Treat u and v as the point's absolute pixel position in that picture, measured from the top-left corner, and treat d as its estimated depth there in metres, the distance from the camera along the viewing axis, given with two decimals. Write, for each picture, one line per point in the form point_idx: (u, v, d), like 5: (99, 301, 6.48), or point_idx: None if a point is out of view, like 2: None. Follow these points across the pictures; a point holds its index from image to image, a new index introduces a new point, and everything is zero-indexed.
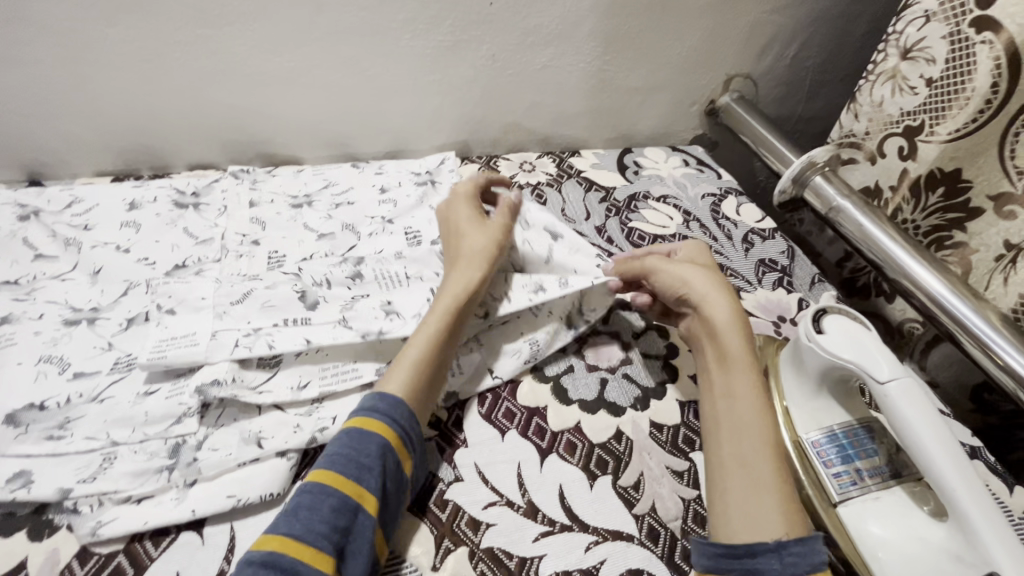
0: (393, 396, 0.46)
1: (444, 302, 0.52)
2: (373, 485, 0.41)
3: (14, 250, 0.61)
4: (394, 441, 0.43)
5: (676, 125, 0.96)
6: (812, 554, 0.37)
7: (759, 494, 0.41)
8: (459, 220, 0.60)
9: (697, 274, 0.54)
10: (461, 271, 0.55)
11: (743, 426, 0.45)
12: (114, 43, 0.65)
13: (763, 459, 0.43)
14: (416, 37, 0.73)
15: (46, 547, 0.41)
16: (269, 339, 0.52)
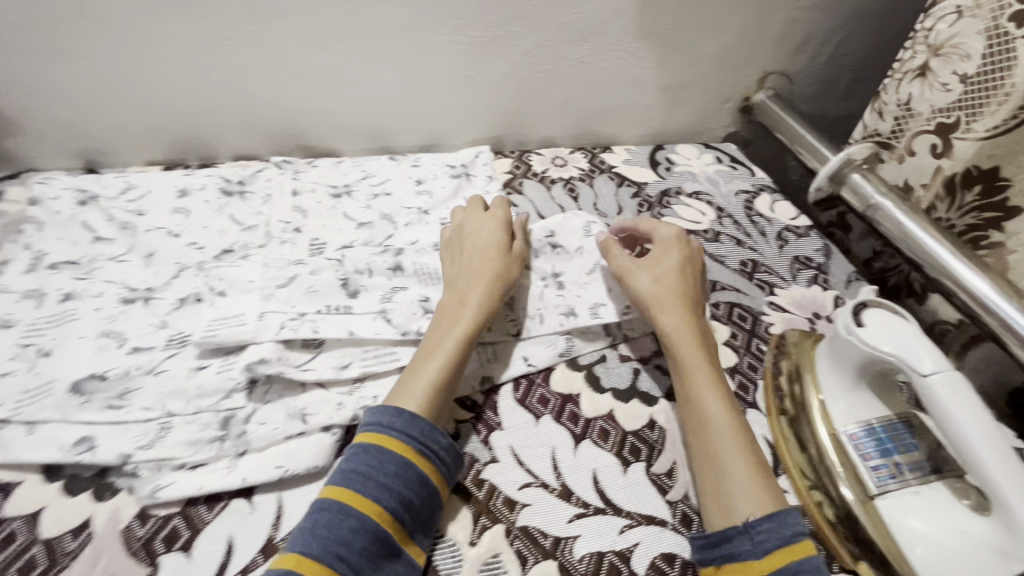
0: (414, 412, 0.45)
1: (465, 320, 0.52)
2: (392, 505, 0.40)
3: (75, 232, 0.64)
4: (412, 457, 0.43)
5: (709, 123, 0.96)
6: (777, 530, 0.40)
7: (727, 476, 0.44)
8: (475, 238, 0.61)
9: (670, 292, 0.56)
10: (480, 289, 0.55)
11: (697, 414, 0.48)
12: (169, 37, 0.68)
13: (723, 441, 0.45)
14: (454, 32, 0.74)
15: (108, 508, 0.43)
16: (314, 326, 0.53)
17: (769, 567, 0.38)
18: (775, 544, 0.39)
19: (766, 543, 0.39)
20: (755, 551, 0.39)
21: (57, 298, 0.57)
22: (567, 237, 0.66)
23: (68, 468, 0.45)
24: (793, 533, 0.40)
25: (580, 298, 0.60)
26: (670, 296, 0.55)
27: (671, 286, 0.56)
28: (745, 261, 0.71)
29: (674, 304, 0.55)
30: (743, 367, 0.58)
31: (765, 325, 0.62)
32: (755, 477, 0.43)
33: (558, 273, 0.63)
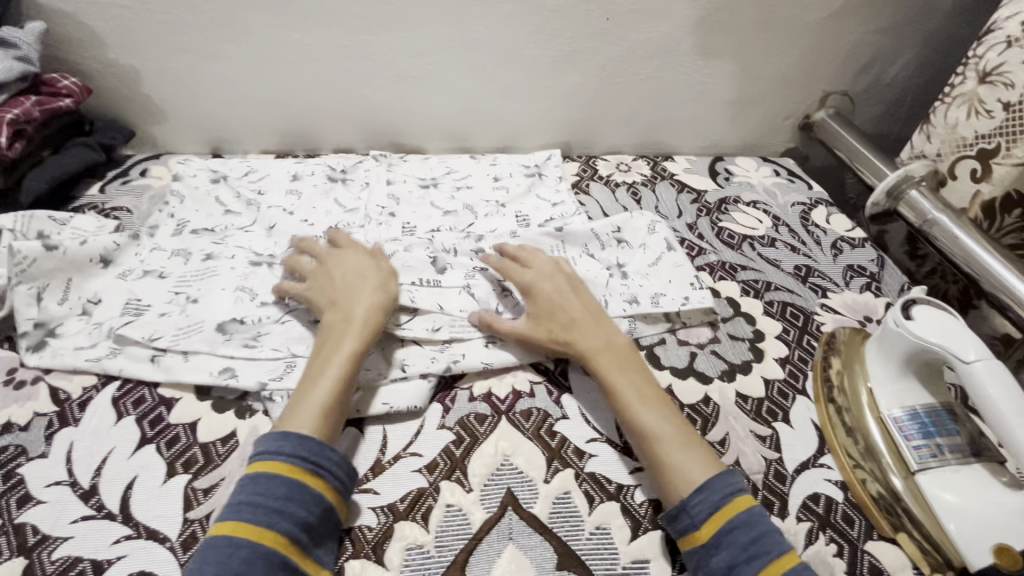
0: (306, 434, 0.45)
1: (349, 341, 0.52)
2: (283, 528, 0.41)
3: (209, 205, 0.76)
4: (305, 477, 0.43)
5: (769, 138, 1.01)
6: (729, 484, 0.45)
7: (667, 463, 0.47)
8: (353, 261, 0.60)
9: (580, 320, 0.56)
10: (361, 306, 0.55)
11: (628, 415, 0.50)
12: (295, 43, 0.79)
13: (648, 431, 0.49)
14: (538, 46, 0.83)
15: (249, 424, 0.52)
16: (411, 295, 0.60)
17: (706, 536, 0.43)
18: (707, 512, 0.44)
19: (698, 513, 0.44)
20: (693, 523, 0.44)
21: (200, 258, 0.68)
22: (631, 234, 0.73)
23: (214, 391, 0.55)
24: (722, 497, 0.44)
25: (641, 289, 0.66)
26: (574, 320, 0.56)
27: (573, 305, 0.57)
28: (800, 265, 0.75)
29: (586, 325, 0.56)
30: (794, 359, 0.62)
31: (816, 323, 0.67)
32: (692, 452, 0.47)
33: (622, 264, 0.69)
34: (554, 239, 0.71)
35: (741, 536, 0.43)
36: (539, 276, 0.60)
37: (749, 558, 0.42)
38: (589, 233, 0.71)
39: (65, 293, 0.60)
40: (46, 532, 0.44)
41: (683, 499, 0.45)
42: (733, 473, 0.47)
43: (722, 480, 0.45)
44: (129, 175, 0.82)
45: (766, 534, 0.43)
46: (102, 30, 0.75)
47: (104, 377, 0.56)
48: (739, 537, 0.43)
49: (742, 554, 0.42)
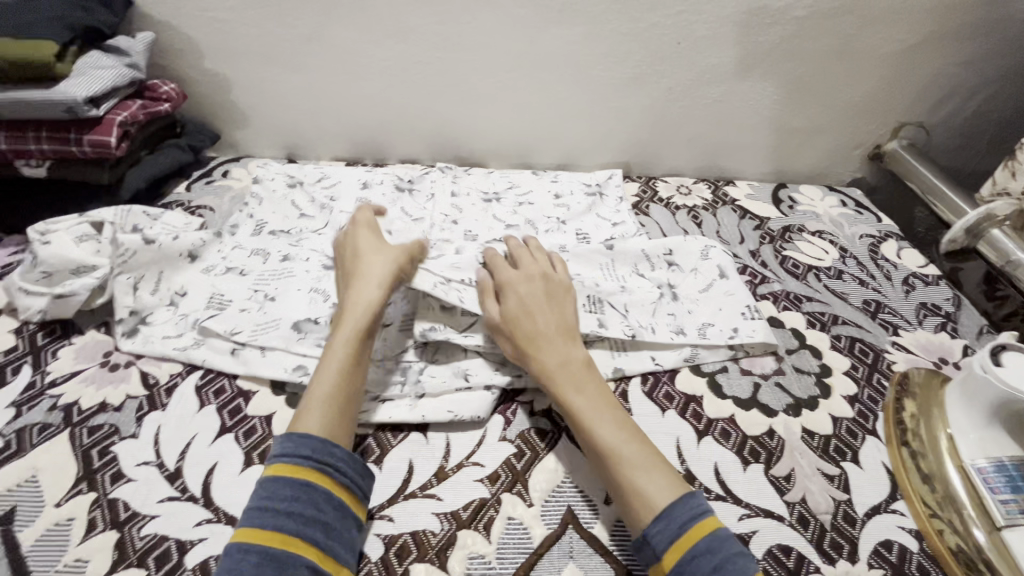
0: (311, 434, 0.46)
1: (344, 338, 0.53)
2: (294, 527, 0.41)
3: (285, 208, 0.80)
4: (308, 475, 0.44)
5: (836, 167, 0.98)
6: (688, 509, 0.43)
7: (637, 484, 0.45)
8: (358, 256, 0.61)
9: (555, 330, 0.56)
10: (357, 299, 0.56)
11: (588, 438, 0.49)
12: (375, 59, 0.83)
13: (606, 453, 0.47)
14: (607, 68, 0.84)
15: None
16: (460, 295, 0.59)
17: (668, 566, 0.41)
18: (667, 542, 0.42)
19: (659, 543, 0.42)
20: (656, 553, 0.42)
21: (278, 258, 0.71)
22: (683, 258, 0.72)
23: (288, 386, 0.58)
24: (681, 525, 0.42)
25: (689, 317, 0.65)
26: (530, 330, 0.55)
27: (530, 314, 0.56)
28: (869, 300, 0.73)
29: (561, 336, 0.55)
30: (863, 398, 0.60)
31: (887, 362, 0.65)
32: (655, 475, 0.45)
33: (672, 286, 0.69)
34: (604, 257, 0.70)
35: (705, 565, 0.40)
36: (502, 284, 0.59)
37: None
38: (640, 254, 0.71)
39: (157, 283, 0.65)
40: (136, 509, 0.47)
41: (646, 529, 0.43)
42: (699, 496, 0.44)
43: (680, 507, 0.43)
44: (212, 176, 0.88)
45: (727, 559, 0.40)
46: (200, 40, 0.80)
47: (189, 366, 0.59)
48: (700, 565, 0.40)
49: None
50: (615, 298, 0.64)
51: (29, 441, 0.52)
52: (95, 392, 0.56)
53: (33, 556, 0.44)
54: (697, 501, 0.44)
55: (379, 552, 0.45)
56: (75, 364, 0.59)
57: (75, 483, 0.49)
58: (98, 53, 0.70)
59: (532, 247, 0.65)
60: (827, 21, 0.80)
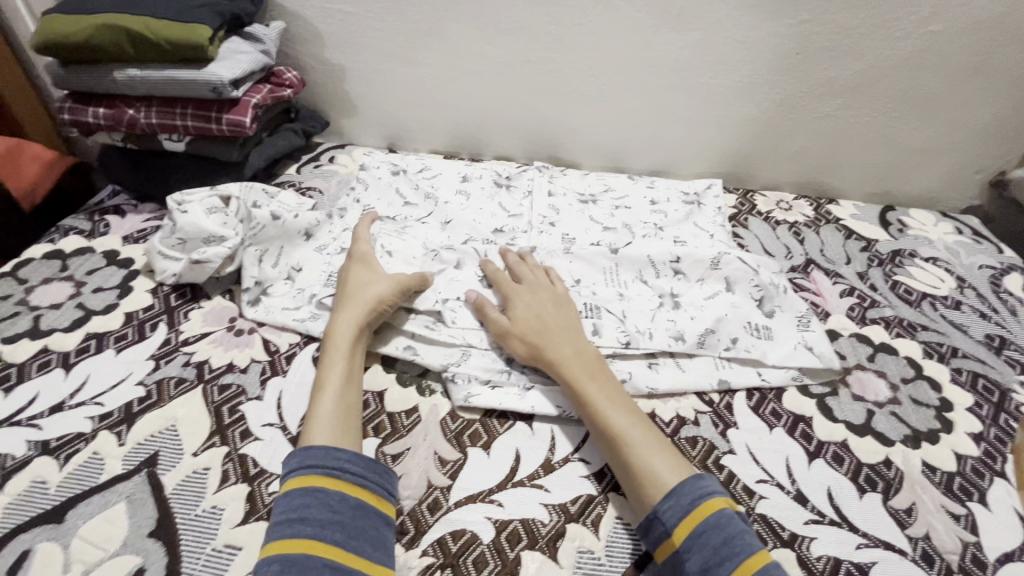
0: (314, 445, 0.47)
1: (341, 349, 0.55)
2: (311, 532, 0.41)
3: (390, 195, 0.83)
4: (317, 482, 0.44)
5: (950, 192, 0.93)
6: (699, 487, 0.44)
7: (644, 467, 0.46)
8: (357, 274, 0.63)
9: (557, 334, 0.57)
10: (343, 317, 0.57)
11: (598, 427, 0.50)
12: (485, 56, 0.85)
13: (614, 439, 0.48)
14: (717, 76, 0.83)
15: (429, 402, 0.56)
16: (453, 314, 0.62)
17: (679, 542, 0.42)
18: (678, 517, 0.43)
19: (669, 518, 0.43)
20: (666, 530, 0.43)
21: None
22: (692, 265, 0.69)
23: (398, 364, 0.60)
24: (692, 500, 0.43)
25: (690, 323, 0.64)
26: (539, 329, 0.57)
27: (540, 315, 0.58)
28: (992, 335, 0.69)
29: (565, 334, 0.57)
30: (990, 437, 0.57)
31: (1015, 402, 0.60)
32: (662, 456, 0.47)
33: (675, 294, 0.67)
34: (608, 260, 0.70)
35: (714, 538, 0.41)
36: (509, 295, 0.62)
37: (722, 560, 0.40)
38: (645, 259, 0.70)
39: (277, 257, 0.69)
40: (264, 466, 0.50)
41: (656, 506, 0.44)
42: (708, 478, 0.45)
43: (687, 485, 0.44)
44: (320, 160, 0.92)
45: (738, 534, 0.41)
46: (325, 31, 0.85)
47: (306, 337, 0.62)
48: (710, 539, 0.41)
49: (713, 557, 0.40)
50: (612, 305, 0.66)
51: (167, 393, 0.56)
52: (223, 354, 0.60)
53: (175, 499, 0.48)
54: (701, 479, 0.45)
55: (491, 535, 0.46)
56: (205, 326, 0.63)
57: (209, 436, 0.52)
58: (238, 39, 0.75)
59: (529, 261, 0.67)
60: (960, 38, 0.76)
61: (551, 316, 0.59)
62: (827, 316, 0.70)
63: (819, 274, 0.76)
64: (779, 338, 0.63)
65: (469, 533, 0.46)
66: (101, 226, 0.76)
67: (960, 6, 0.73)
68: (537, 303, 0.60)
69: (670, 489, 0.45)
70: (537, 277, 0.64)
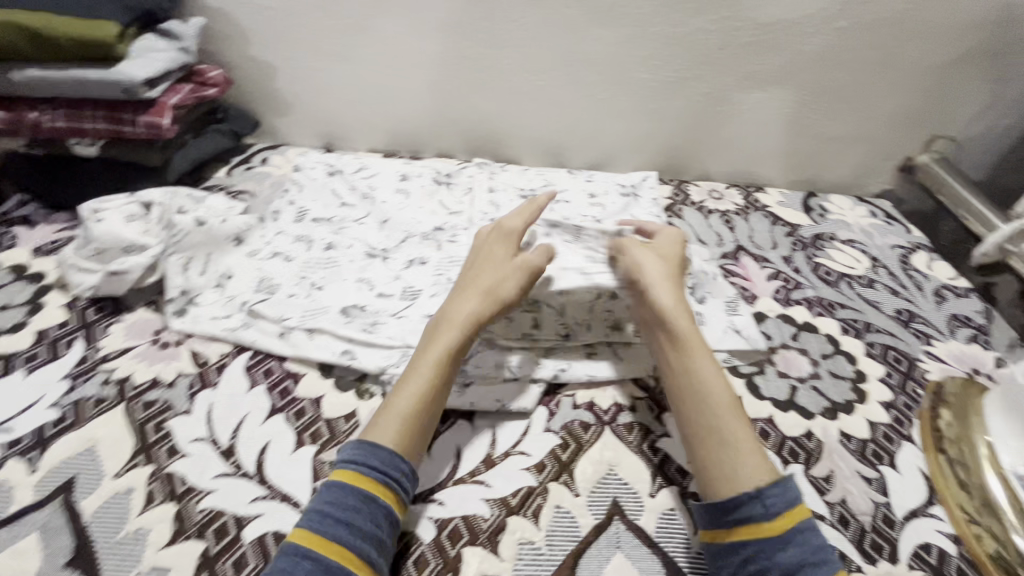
0: (381, 445, 0.46)
1: (446, 341, 0.52)
2: (351, 540, 0.41)
3: (325, 196, 0.81)
4: (370, 487, 0.44)
5: (865, 178, 0.99)
6: (789, 489, 0.45)
7: (735, 454, 0.47)
8: (495, 254, 0.59)
9: (677, 309, 0.55)
10: (461, 308, 0.55)
11: (704, 406, 0.50)
12: (419, 53, 0.84)
13: (723, 416, 0.49)
14: (648, 71, 0.85)
15: (369, 406, 0.56)
16: (373, 325, 0.62)
17: (780, 528, 0.43)
18: (783, 506, 0.44)
19: (774, 505, 0.44)
20: (767, 513, 0.44)
21: (322, 246, 0.72)
22: None
23: (336, 369, 0.59)
24: (795, 497, 0.45)
25: None
26: (679, 305, 0.56)
27: (678, 290, 0.57)
28: (901, 309, 0.74)
29: (685, 314, 0.55)
30: (899, 404, 0.61)
31: (921, 370, 0.65)
32: (748, 450, 0.47)
33: None
34: None
35: (812, 539, 0.43)
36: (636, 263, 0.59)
37: (820, 560, 0.42)
38: None
39: (205, 265, 0.67)
40: (192, 484, 0.48)
41: (757, 486, 0.45)
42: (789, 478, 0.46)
43: (792, 481, 0.45)
44: (252, 162, 0.89)
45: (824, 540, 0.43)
46: (250, 28, 0.82)
47: (237, 347, 0.60)
48: (810, 540, 0.43)
49: (811, 555, 0.42)
50: None
51: (85, 414, 0.53)
52: (147, 369, 0.57)
53: (94, 526, 0.45)
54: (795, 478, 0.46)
55: (432, 534, 0.46)
56: (126, 341, 0.60)
57: (132, 456, 0.50)
58: (153, 36, 0.72)
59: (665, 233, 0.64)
60: (867, 33, 0.81)
61: (674, 295, 0.56)
62: (755, 299, 0.73)
63: (748, 260, 0.80)
64: (710, 322, 0.66)
65: (410, 535, 0.46)
66: (6, 240, 0.70)
67: (863, 3, 0.78)
68: (656, 278, 0.57)
69: (769, 478, 0.45)
70: (670, 251, 0.62)
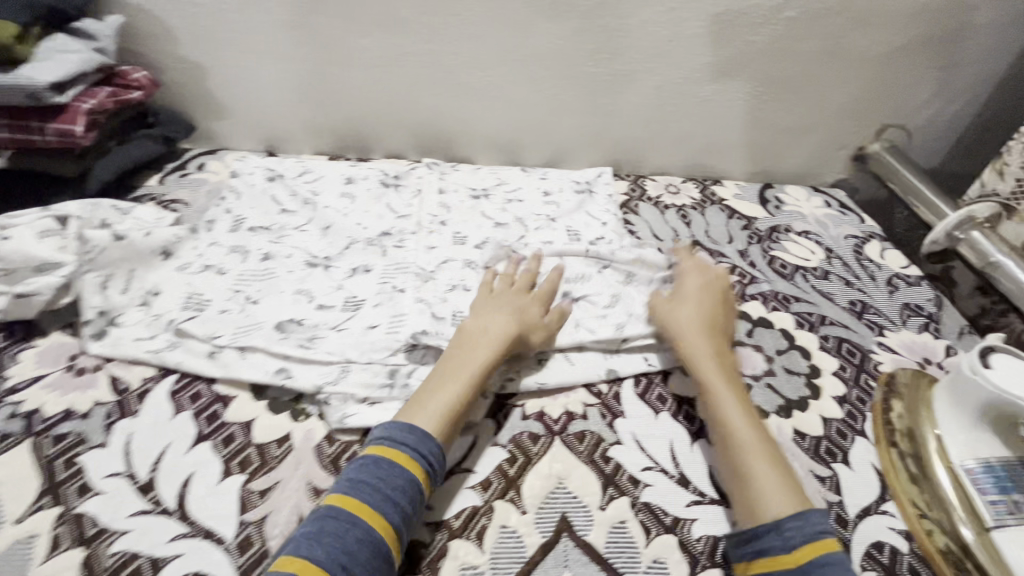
0: (425, 433, 0.48)
1: (479, 356, 0.54)
2: (394, 519, 0.42)
3: (264, 203, 0.77)
4: (417, 473, 0.45)
5: (820, 168, 0.99)
6: (810, 523, 0.43)
7: (757, 482, 0.46)
8: (515, 290, 0.62)
9: (701, 347, 0.57)
10: (495, 327, 0.57)
11: (728, 436, 0.50)
12: (360, 50, 0.80)
13: (750, 445, 0.49)
14: (599, 65, 0.83)
15: (304, 427, 0.52)
16: (312, 339, 0.59)
17: (802, 560, 0.41)
18: (802, 539, 0.42)
19: (793, 535, 0.42)
20: (786, 543, 0.42)
21: (258, 257, 0.68)
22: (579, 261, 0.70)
23: (270, 390, 0.55)
24: (818, 530, 0.43)
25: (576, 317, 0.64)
26: (705, 337, 0.58)
27: (707, 326, 0.59)
28: (854, 301, 0.74)
29: (710, 350, 0.57)
30: (852, 398, 0.61)
31: (873, 362, 0.65)
32: (773, 479, 0.46)
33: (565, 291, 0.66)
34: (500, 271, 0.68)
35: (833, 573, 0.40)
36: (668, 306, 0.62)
37: None
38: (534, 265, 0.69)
39: (127, 282, 0.62)
40: (104, 525, 0.44)
41: (778, 515, 0.44)
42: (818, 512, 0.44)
43: (816, 515, 0.44)
44: (187, 169, 0.84)
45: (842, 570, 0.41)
46: (176, 26, 0.77)
47: (162, 370, 0.56)
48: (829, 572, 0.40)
49: None
50: None
51: None
52: (59, 399, 0.53)
53: None
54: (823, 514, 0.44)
55: None
56: (38, 369, 0.55)
57: (37, 497, 0.45)
58: (64, 36, 0.67)
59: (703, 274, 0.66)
60: (815, 23, 0.80)
61: (699, 333, 0.58)
62: None
63: (703, 255, 0.79)
64: None
65: None
66: None
67: None
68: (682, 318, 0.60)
69: (795, 510, 0.44)
70: (701, 291, 0.63)
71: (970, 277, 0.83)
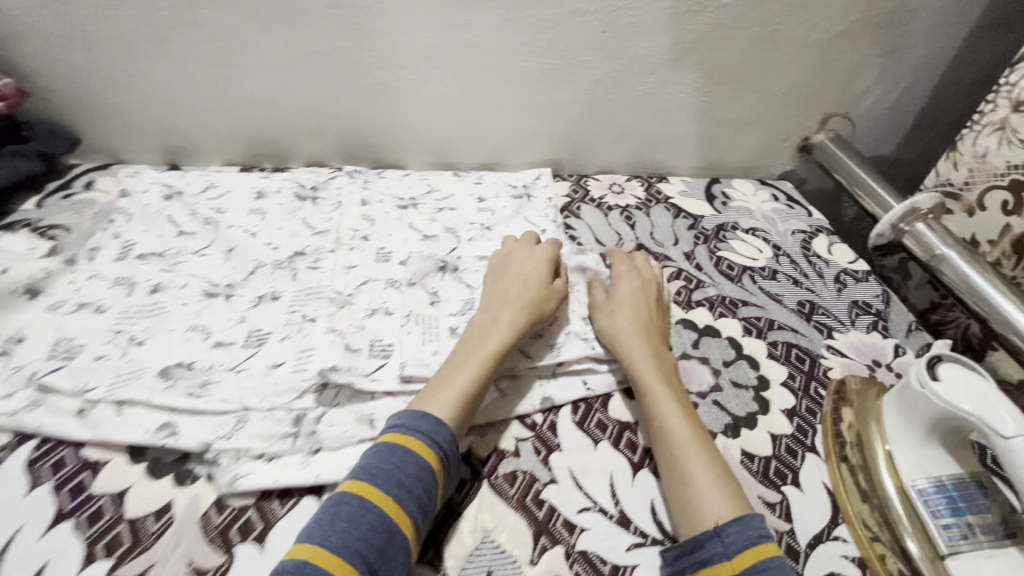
0: (441, 420, 0.46)
1: (494, 340, 0.53)
2: (410, 507, 0.41)
3: (159, 225, 0.68)
4: (432, 460, 0.44)
5: (766, 160, 0.96)
6: (749, 529, 0.41)
7: (693, 489, 0.44)
8: (522, 265, 0.62)
9: (635, 346, 0.55)
10: (508, 313, 0.56)
11: (665, 440, 0.48)
12: (262, 49, 0.72)
13: (685, 448, 0.47)
14: (530, 59, 0.77)
15: (189, 493, 0.45)
16: (203, 384, 0.51)
17: (740, 568, 0.39)
18: (746, 543, 0.40)
19: (733, 543, 0.40)
20: (726, 553, 0.40)
21: (146, 289, 0.60)
22: None
23: (150, 450, 0.48)
24: (758, 534, 0.40)
25: None
26: (638, 336, 0.57)
27: (643, 323, 0.58)
28: (803, 301, 0.71)
29: (644, 347, 0.55)
30: (802, 410, 0.57)
31: (823, 368, 0.62)
32: (709, 483, 0.44)
33: None
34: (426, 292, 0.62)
35: None
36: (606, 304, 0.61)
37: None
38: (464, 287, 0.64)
39: None
40: None
41: (717, 524, 0.42)
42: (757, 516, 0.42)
43: (755, 517, 0.41)
44: (72, 188, 0.74)
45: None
46: (41, 28, 0.67)
47: (20, 435, 0.48)
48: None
49: None
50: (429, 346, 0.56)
51: None
52: None
53: None
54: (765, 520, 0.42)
55: None
56: None
57: None
58: None
59: (634, 270, 0.64)
60: (753, 9, 0.76)
61: (632, 331, 0.57)
62: None
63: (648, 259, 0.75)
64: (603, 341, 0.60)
65: None
66: None
67: None
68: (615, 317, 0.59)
69: (735, 514, 0.42)
70: (635, 287, 0.62)
71: (920, 271, 0.83)
